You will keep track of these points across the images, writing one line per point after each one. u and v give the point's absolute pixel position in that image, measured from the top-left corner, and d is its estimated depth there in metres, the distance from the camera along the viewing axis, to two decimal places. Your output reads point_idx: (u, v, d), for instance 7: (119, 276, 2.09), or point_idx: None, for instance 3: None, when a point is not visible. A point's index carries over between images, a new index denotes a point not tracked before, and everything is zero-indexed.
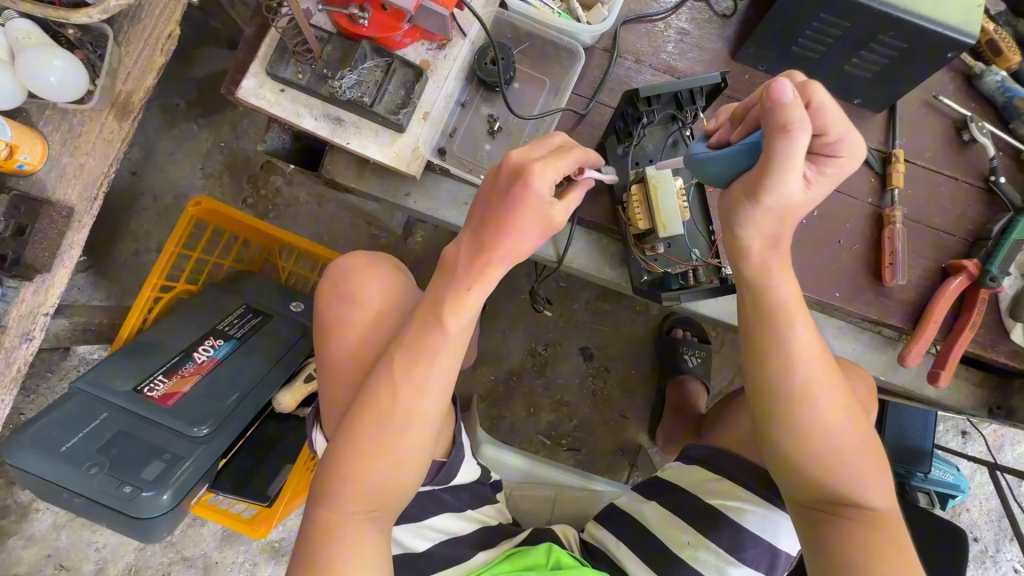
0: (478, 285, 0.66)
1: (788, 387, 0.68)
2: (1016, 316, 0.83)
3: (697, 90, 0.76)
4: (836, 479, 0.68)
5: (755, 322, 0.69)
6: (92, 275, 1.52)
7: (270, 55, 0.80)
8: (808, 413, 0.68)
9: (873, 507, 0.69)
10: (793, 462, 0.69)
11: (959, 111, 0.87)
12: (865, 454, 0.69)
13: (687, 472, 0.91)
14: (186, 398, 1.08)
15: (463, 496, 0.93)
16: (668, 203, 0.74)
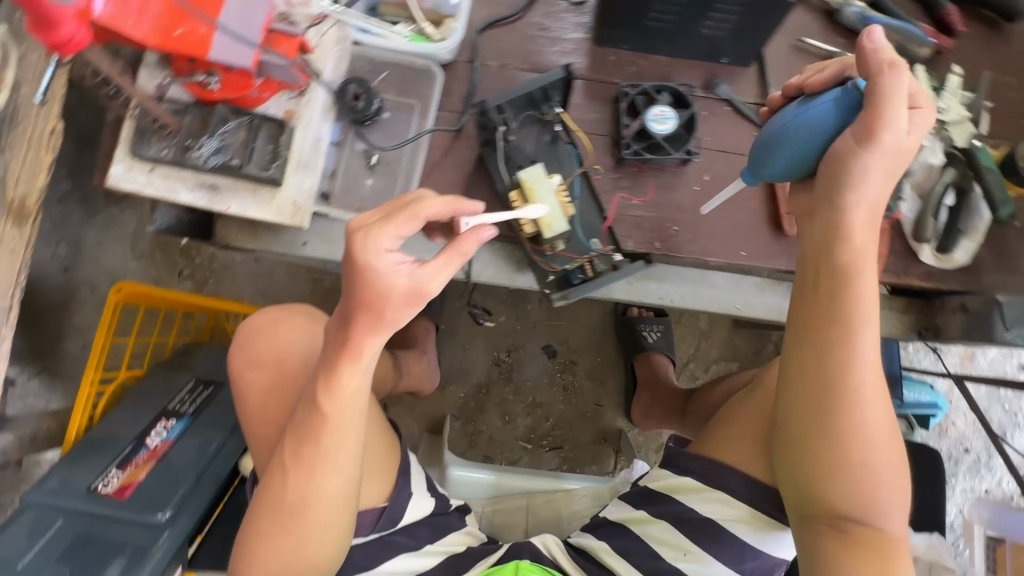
0: (351, 364, 0.62)
1: (831, 374, 0.63)
2: (921, 239, 0.83)
3: (546, 89, 0.81)
4: (865, 493, 0.63)
5: (825, 328, 0.64)
6: (44, 379, 1.50)
7: (131, 138, 0.78)
8: (850, 409, 0.62)
9: (878, 523, 0.64)
10: (829, 473, 0.64)
11: (826, 48, 0.87)
12: (896, 476, 0.64)
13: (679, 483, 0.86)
14: (142, 486, 1.07)
15: (421, 533, 0.88)
16: (551, 206, 0.75)
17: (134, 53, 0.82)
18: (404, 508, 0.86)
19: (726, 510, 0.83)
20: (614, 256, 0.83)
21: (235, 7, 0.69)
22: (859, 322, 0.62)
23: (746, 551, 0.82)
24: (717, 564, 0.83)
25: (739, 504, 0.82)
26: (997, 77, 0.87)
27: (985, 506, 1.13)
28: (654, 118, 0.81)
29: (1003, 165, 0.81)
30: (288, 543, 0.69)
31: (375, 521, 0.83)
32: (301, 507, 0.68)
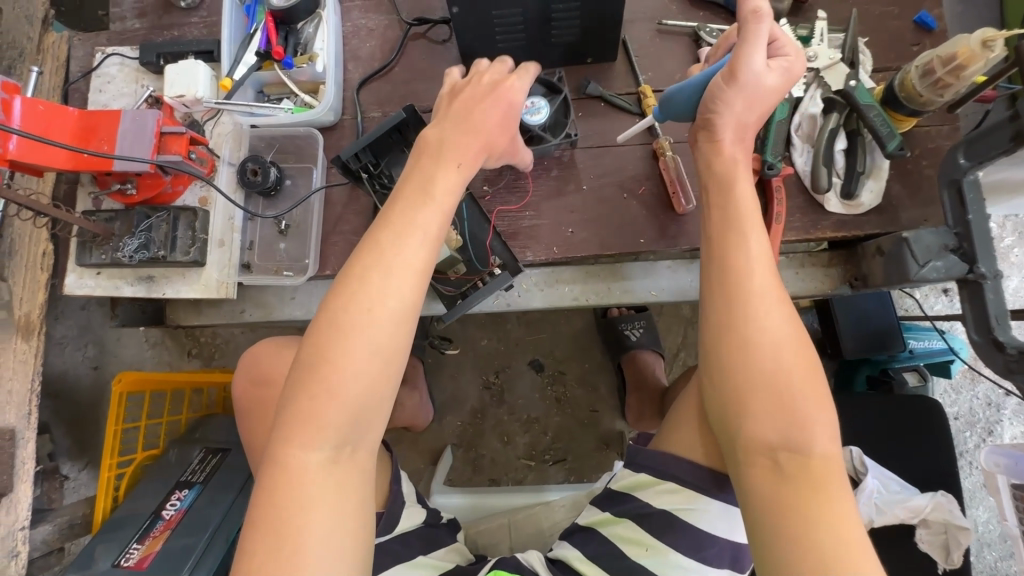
0: (425, 207, 0.65)
1: (734, 278, 0.67)
2: (819, 190, 0.81)
3: (404, 127, 0.83)
4: (781, 400, 0.62)
5: (718, 247, 0.69)
6: (91, 470, 1.66)
7: (76, 250, 0.90)
8: (751, 303, 0.65)
9: (807, 448, 0.61)
10: (741, 385, 0.64)
11: (686, 26, 0.88)
12: (808, 385, 0.63)
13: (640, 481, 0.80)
14: (159, 555, 1.17)
15: (412, 542, 0.87)
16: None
17: (73, 175, 0.95)
18: (401, 513, 0.87)
19: (680, 499, 0.76)
20: (495, 272, 0.84)
21: (129, 123, 0.81)
22: (745, 225, 0.68)
23: (702, 539, 0.75)
24: (677, 554, 0.75)
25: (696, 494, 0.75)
26: (871, 10, 0.86)
27: (1002, 454, 1.03)
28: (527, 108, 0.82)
29: (885, 98, 0.78)
30: (316, 478, 0.58)
31: (378, 524, 0.84)
32: (325, 358, 0.59)
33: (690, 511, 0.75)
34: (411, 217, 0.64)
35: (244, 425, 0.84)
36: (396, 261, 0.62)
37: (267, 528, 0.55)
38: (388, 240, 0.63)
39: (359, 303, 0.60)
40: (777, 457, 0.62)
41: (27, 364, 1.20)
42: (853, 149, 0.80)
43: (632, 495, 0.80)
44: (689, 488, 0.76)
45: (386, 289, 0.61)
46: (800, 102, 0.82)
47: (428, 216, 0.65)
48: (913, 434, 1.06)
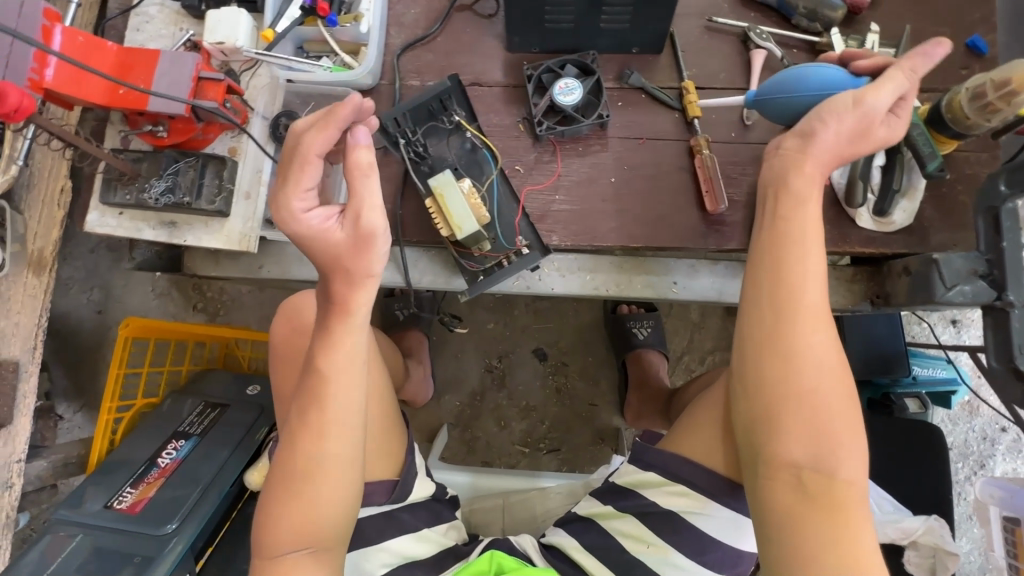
0: (346, 322, 0.73)
1: (782, 298, 0.67)
2: (852, 204, 0.81)
3: (443, 97, 0.86)
4: (813, 423, 0.64)
5: (770, 264, 0.68)
6: (87, 412, 1.67)
7: (100, 188, 0.90)
8: (795, 325, 0.66)
9: (833, 472, 0.63)
10: (774, 403, 0.65)
11: (737, 25, 0.87)
12: (841, 410, 0.64)
13: (648, 480, 0.84)
14: (152, 502, 1.17)
15: (420, 514, 0.91)
16: (457, 204, 0.79)
17: (103, 113, 0.94)
18: (413, 482, 0.90)
19: (689, 502, 0.80)
20: (523, 250, 0.85)
21: (167, 65, 0.80)
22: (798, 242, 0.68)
23: (706, 544, 0.79)
24: (678, 555, 0.80)
25: (705, 500, 0.79)
26: (925, 28, 0.85)
27: (996, 485, 1.04)
28: (561, 90, 0.85)
29: (929, 119, 0.78)
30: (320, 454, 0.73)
31: (390, 491, 0.87)
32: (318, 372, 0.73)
33: (697, 517, 0.79)
34: (329, 346, 0.73)
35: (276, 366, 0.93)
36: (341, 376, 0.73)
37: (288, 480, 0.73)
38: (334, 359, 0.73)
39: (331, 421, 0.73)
40: (801, 478, 0.64)
41: (36, 300, 1.20)
42: (890, 166, 0.80)
43: (638, 492, 0.85)
44: (697, 492, 0.80)
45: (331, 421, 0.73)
46: None
47: (348, 338, 0.73)
48: (913, 457, 1.07)
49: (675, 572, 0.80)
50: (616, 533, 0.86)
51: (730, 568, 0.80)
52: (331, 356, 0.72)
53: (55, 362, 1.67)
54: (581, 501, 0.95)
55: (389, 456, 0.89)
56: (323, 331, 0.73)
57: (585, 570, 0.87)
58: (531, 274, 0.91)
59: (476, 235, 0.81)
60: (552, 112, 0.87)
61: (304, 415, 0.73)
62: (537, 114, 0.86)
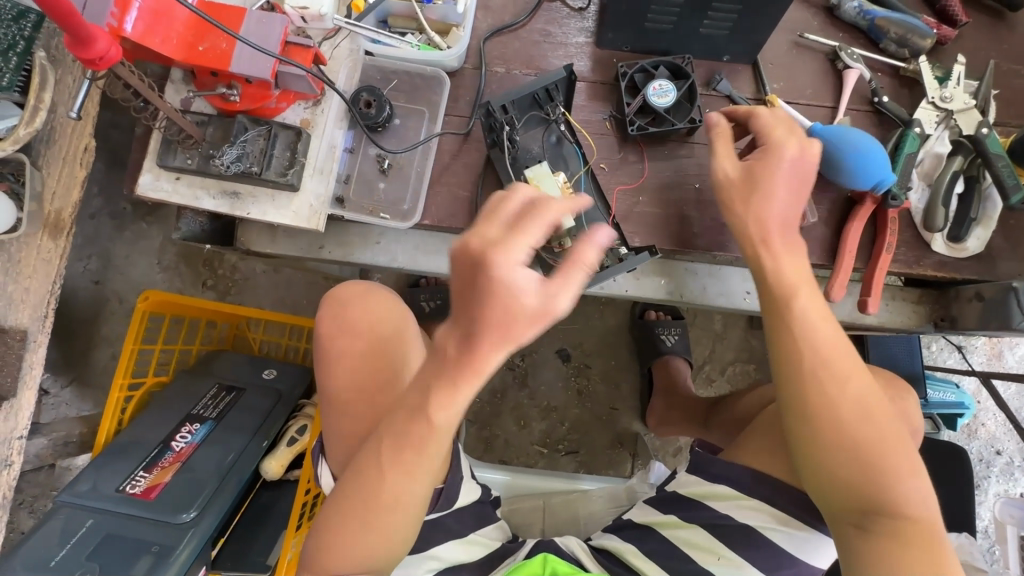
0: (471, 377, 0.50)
1: (806, 367, 0.68)
2: (931, 229, 0.83)
3: (551, 88, 0.84)
4: (875, 472, 0.67)
5: (796, 321, 0.69)
6: (76, 388, 1.55)
7: (158, 150, 0.83)
8: (828, 377, 0.68)
9: (904, 513, 0.66)
10: (825, 455, 0.68)
11: (827, 44, 0.88)
12: (897, 453, 0.67)
13: (719, 493, 0.84)
14: (167, 488, 1.10)
15: (465, 519, 0.85)
16: (555, 198, 0.78)
17: (162, 69, 0.87)
18: (459, 489, 0.83)
19: (764, 519, 0.81)
20: (619, 249, 0.84)
21: (254, 24, 0.76)
22: (806, 287, 0.70)
23: (781, 559, 0.81)
24: (749, 566, 0.81)
25: (783, 516, 0.80)
26: (1002, 65, 0.88)
27: (1016, 506, 1.09)
28: (655, 91, 0.83)
29: (1012, 150, 0.81)
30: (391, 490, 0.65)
31: (435, 501, 0.81)
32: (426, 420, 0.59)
33: (774, 532, 0.80)
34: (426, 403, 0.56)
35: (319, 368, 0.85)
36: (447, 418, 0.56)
37: (352, 514, 0.68)
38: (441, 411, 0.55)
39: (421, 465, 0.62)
40: (864, 524, 0.68)
41: (50, 265, 1.11)
42: (969, 194, 0.82)
43: (705, 504, 0.86)
44: (774, 507, 0.81)
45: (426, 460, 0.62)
46: (928, 139, 0.84)
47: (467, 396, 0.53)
48: (941, 476, 1.11)
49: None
50: (682, 542, 0.86)
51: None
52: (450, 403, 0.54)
53: None
54: (634, 509, 0.96)
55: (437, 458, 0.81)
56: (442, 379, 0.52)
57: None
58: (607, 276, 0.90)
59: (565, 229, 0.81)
60: (644, 112, 0.85)
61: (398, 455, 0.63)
62: (630, 114, 0.84)
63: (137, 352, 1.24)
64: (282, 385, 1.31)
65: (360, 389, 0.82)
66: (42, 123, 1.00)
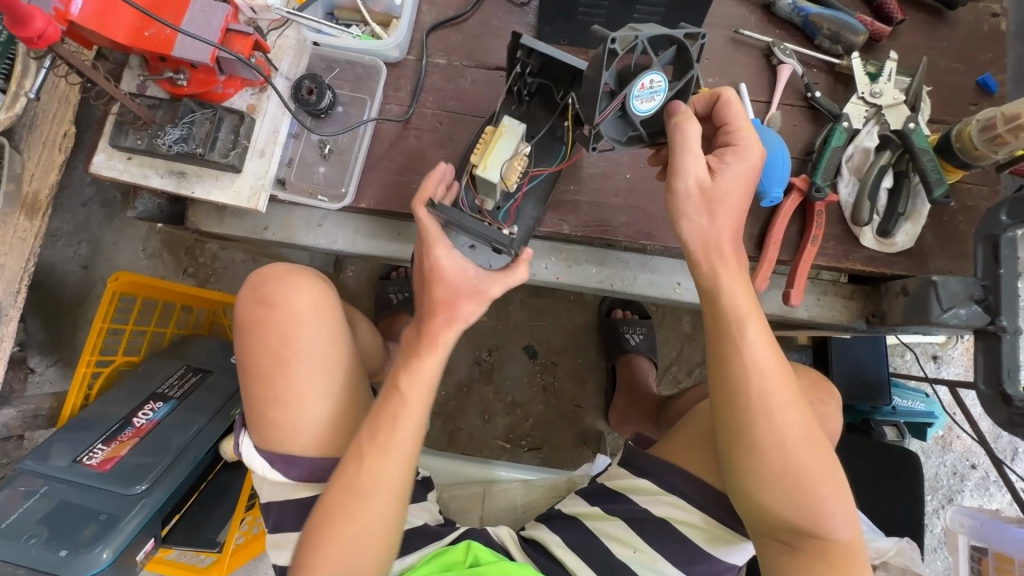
0: (451, 326, 0.74)
1: (738, 387, 0.71)
2: (860, 223, 0.82)
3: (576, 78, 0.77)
4: (811, 505, 0.70)
5: (728, 356, 0.72)
6: (60, 367, 1.61)
7: (112, 131, 0.88)
8: (757, 417, 0.71)
9: (826, 535, 0.71)
10: (753, 496, 0.72)
11: (761, 39, 0.89)
12: (821, 478, 0.71)
13: (642, 488, 0.91)
14: (122, 461, 1.13)
15: None
16: (501, 149, 0.75)
17: (122, 57, 0.93)
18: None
19: (679, 513, 0.88)
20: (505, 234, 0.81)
21: (197, 12, 0.80)
22: (740, 328, 0.72)
23: (695, 552, 0.86)
24: (664, 563, 0.87)
25: (694, 512, 0.87)
26: (939, 63, 0.88)
27: (966, 514, 1.06)
28: (642, 93, 0.68)
29: (939, 146, 0.81)
30: (376, 502, 0.71)
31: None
32: (387, 422, 0.73)
33: (687, 526, 0.87)
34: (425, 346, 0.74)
35: (239, 342, 0.83)
36: (410, 415, 0.73)
37: (343, 519, 0.70)
38: (401, 409, 0.73)
39: (381, 461, 0.72)
40: (790, 540, 0.73)
41: (25, 243, 1.17)
42: (897, 190, 0.82)
43: (628, 497, 0.91)
44: (692, 506, 0.87)
45: (397, 435, 0.73)
46: (857, 134, 0.84)
47: (424, 381, 0.74)
48: (888, 480, 1.09)
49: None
50: (604, 535, 0.91)
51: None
52: (407, 403, 0.73)
53: (32, 314, 1.61)
54: (566, 500, 0.99)
55: (353, 434, 0.82)
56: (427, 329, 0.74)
57: (566, 567, 0.91)
58: (538, 263, 0.92)
59: (490, 188, 0.76)
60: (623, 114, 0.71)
61: (361, 449, 0.73)
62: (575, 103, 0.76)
63: (107, 331, 1.29)
64: None
65: (273, 364, 0.79)
66: (21, 108, 1.06)
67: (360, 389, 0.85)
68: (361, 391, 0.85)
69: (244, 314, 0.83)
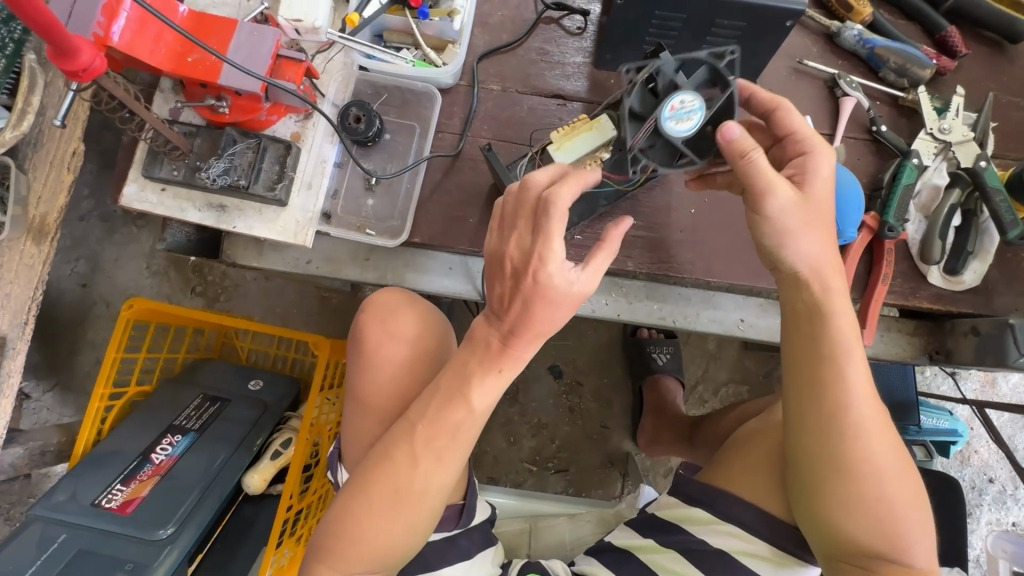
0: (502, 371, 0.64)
1: (832, 411, 0.68)
2: (927, 261, 0.82)
3: None
4: (897, 534, 0.67)
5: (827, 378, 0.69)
6: (58, 393, 1.49)
7: (144, 159, 0.82)
8: (853, 443, 0.67)
9: (905, 559, 0.67)
10: (832, 525, 0.68)
11: (825, 71, 0.87)
12: (912, 507, 0.67)
13: (694, 515, 0.81)
14: (145, 502, 1.06)
15: (475, 537, 0.82)
16: (585, 143, 0.77)
17: (150, 78, 0.85)
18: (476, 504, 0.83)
19: (739, 543, 0.77)
20: None
21: (244, 37, 0.75)
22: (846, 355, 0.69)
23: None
24: None
25: (759, 541, 0.77)
26: (1002, 97, 0.87)
27: (1008, 540, 1.08)
28: (671, 117, 0.65)
29: (1011, 184, 0.80)
30: (391, 503, 0.65)
31: (457, 517, 0.80)
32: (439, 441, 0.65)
33: (749, 557, 0.77)
34: (464, 389, 0.64)
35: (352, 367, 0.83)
36: (456, 454, 0.66)
37: (360, 510, 0.66)
38: (443, 451, 0.65)
39: (406, 473, 0.65)
40: (866, 562, 0.68)
41: (33, 269, 1.07)
42: (965, 228, 0.82)
43: (681, 528, 0.82)
44: (754, 536, 0.77)
45: (440, 447, 0.65)
46: (925, 170, 0.83)
47: (469, 429, 0.65)
48: (940, 515, 1.03)
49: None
50: (659, 568, 0.82)
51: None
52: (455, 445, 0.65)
53: None
54: (614, 530, 0.91)
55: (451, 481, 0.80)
56: (475, 367, 0.64)
57: None
58: (597, 299, 0.90)
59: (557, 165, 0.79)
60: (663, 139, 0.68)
61: (384, 466, 0.66)
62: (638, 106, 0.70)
63: (119, 360, 1.21)
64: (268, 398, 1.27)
65: (389, 395, 0.79)
66: (29, 126, 0.97)
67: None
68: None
69: (360, 337, 0.83)
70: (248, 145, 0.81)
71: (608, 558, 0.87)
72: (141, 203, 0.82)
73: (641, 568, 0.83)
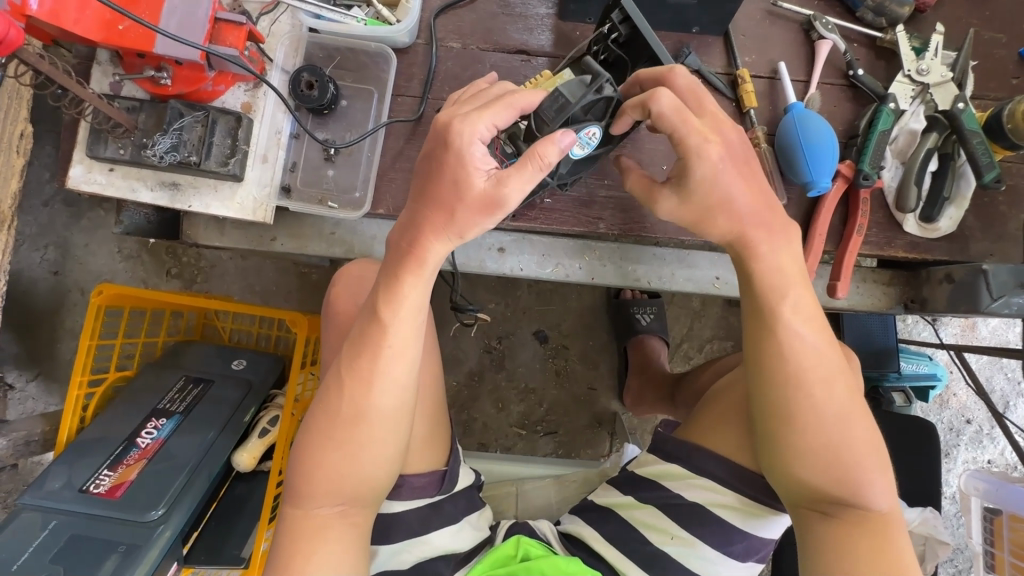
0: (416, 273, 0.64)
1: (815, 359, 0.68)
2: (904, 209, 0.80)
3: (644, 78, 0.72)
4: (860, 482, 0.66)
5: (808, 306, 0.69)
6: (42, 382, 1.44)
7: (87, 139, 0.77)
8: (838, 387, 0.67)
9: (874, 506, 0.67)
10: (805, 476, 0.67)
11: (801, 12, 0.83)
12: (879, 456, 0.67)
13: (667, 472, 0.80)
14: (133, 486, 1.04)
15: (459, 503, 0.83)
16: None
17: (87, 50, 0.80)
18: (458, 470, 0.84)
19: (713, 496, 0.77)
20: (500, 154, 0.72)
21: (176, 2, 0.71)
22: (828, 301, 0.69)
23: (735, 535, 0.76)
24: (705, 547, 0.77)
25: (731, 492, 0.76)
26: (982, 33, 0.84)
27: (981, 479, 1.11)
28: (581, 140, 0.67)
29: (988, 125, 0.79)
30: (332, 457, 0.66)
31: (439, 483, 0.80)
32: (365, 377, 0.65)
33: (723, 509, 0.76)
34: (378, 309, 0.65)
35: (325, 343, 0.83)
36: (388, 374, 0.66)
37: (307, 465, 0.67)
38: (366, 370, 0.66)
39: (345, 420, 0.66)
40: (833, 510, 0.68)
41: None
42: (942, 173, 0.80)
43: (660, 484, 0.81)
44: (726, 488, 0.76)
45: (361, 385, 0.65)
46: (902, 115, 0.81)
47: (391, 347, 0.65)
48: (915, 458, 1.05)
49: (706, 564, 0.77)
50: (639, 524, 0.81)
51: (754, 556, 0.78)
52: (378, 364, 0.65)
53: None
54: (597, 489, 0.90)
55: (432, 447, 0.81)
56: (390, 277, 0.64)
57: (605, 562, 0.82)
58: (570, 263, 0.90)
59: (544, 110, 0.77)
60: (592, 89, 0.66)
61: (324, 394, 0.68)
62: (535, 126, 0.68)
63: (94, 347, 1.18)
64: (255, 377, 1.23)
65: None
66: None
67: (435, 403, 0.83)
68: (436, 406, 0.83)
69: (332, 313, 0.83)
70: (195, 115, 0.77)
71: (589, 516, 0.87)
72: (90, 182, 0.78)
73: (622, 525, 0.83)
